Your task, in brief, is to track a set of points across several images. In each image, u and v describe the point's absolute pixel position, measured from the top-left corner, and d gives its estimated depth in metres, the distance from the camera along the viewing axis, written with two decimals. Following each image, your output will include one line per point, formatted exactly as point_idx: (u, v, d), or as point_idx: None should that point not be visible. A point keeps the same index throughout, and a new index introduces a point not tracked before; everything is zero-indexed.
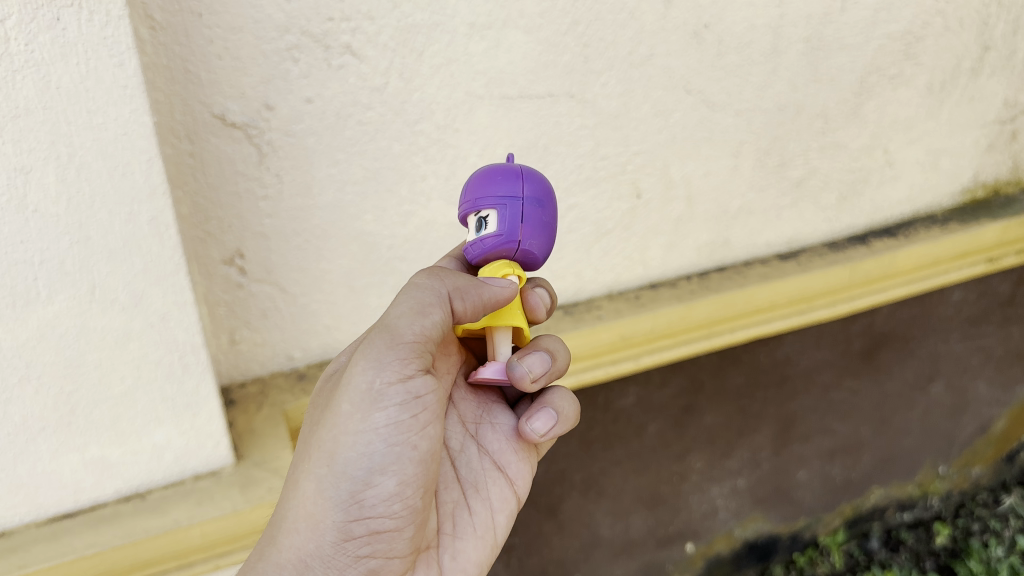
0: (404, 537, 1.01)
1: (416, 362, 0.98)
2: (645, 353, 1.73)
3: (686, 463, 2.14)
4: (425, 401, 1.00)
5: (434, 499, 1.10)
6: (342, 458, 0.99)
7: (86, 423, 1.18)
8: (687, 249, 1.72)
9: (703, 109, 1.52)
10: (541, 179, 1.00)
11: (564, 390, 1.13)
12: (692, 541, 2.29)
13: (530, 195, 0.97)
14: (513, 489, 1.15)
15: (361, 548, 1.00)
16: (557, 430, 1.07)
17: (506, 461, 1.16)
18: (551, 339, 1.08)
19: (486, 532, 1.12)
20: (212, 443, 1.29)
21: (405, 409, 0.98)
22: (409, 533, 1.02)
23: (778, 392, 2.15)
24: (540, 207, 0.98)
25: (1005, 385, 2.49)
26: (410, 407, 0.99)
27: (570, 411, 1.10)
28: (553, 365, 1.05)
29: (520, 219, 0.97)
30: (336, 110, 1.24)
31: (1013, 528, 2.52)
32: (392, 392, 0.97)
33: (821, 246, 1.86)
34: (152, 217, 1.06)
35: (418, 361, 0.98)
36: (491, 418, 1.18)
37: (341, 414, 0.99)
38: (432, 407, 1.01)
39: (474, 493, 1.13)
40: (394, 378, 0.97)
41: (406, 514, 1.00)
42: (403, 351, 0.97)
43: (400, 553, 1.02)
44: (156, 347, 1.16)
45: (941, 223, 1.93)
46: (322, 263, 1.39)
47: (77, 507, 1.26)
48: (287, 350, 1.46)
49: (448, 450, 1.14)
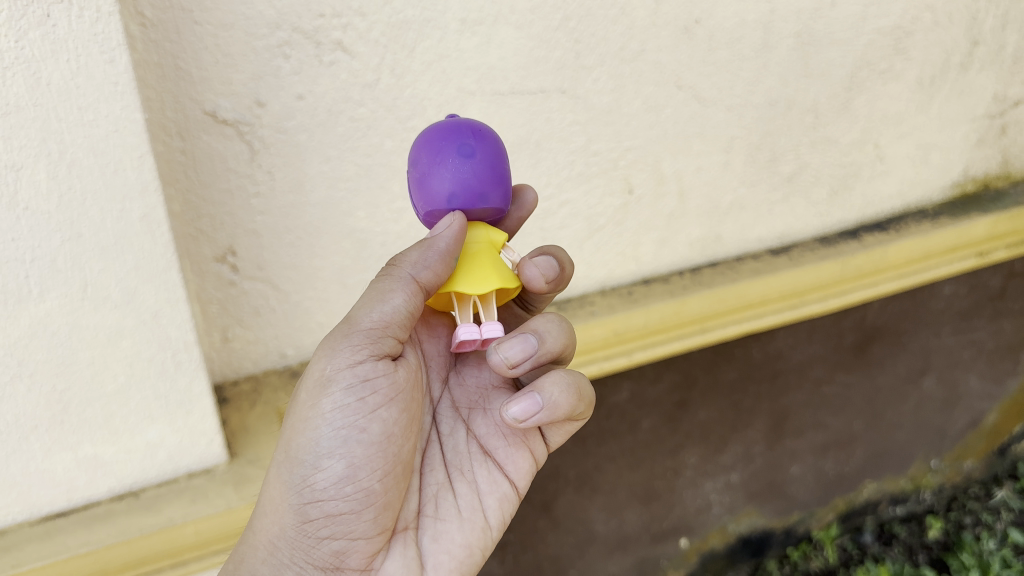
0: (363, 520, 0.99)
1: (367, 348, 0.97)
2: (638, 349, 1.74)
3: (679, 458, 2.15)
4: (376, 385, 0.98)
5: (416, 482, 1.07)
6: (297, 442, 1.00)
7: (79, 422, 1.17)
8: (679, 244, 1.72)
9: (694, 104, 1.53)
10: (430, 142, 0.98)
11: (566, 376, 1.02)
12: (686, 536, 2.29)
13: (415, 167, 0.98)
14: (505, 474, 1.11)
15: (321, 531, 0.99)
16: (538, 417, 0.99)
17: (494, 446, 1.12)
18: (540, 324, 1.02)
19: (472, 514, 1.07)
20: (205, 440, 1.29)
21: (353, 393, 0.97)
22: (369, 516, 0.99)
23: (770, 387, 2.15)
24: (420, 175, 0.97)
25: (997, 378, 2.50)
26: (359, 391, 0.97)
27: (560, 401, 1.00)
28: (534, 351, 0.99)
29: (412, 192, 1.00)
30: (328, 106, 1.24)
31: (1005, 520, 2.53)
32: (340, 376, 0.97)
33: (812, 241, 1.86)
34: (144, 214, 1.06)
35: (370, 346, 0.97)
36: (485, 404, 1.15)
37: (301, 401, 1.01)
38: (386, 389, 0.99)
39: (460, 476, 1.09)
40: (346, 363, 0.97)
41: (360, 496, 0.98)
42: (357, 337, 0.97)
43: (364, 535, 1.00)
44: (148, 344, 1.16)
45: (931, 217, 1.94)
46: (315, 260, 1.39)
47: (71, 506, 1.26)
48: (280, 348, 1.46)
49: (436, 433, 1.12)
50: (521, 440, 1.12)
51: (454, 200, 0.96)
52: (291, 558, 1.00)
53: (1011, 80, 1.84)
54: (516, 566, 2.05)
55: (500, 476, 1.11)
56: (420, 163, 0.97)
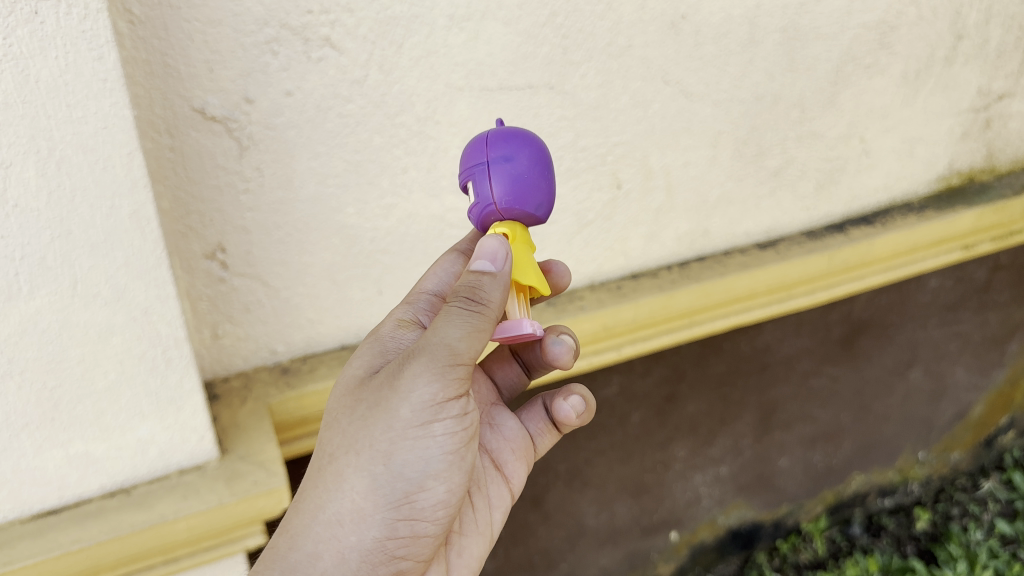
0: (431, 536, 1.04)
1: (466, 378, 0.96)
2: (626, 343, 1.76)
3: (669, 452, 2.16)
4: (472, 416, 1.01)
5: None
6: (398, 472, 0.98)
7: (70, 419, 1.18)
8: (667, 239, 1.74)
9: (681, 99, 1.54)
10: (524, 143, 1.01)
11: None
12: (676, 529, 2.33)
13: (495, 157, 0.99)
14: (510, 486, 1.20)
15: (399, 547, 1.02)
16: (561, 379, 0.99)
17: (503, 460, 1.21)
18: None
19: (485, 527, 1.17)
20: (196, 437, 1.30)
21: (460, 422, 0.98)
22: (436, 532, 1.05)
23: (758, 380, 2.16)
24: (505, 165, 0.98)
25: (983, 370, 2.52)
26: (463, 420, 0.99)
27: None
28: None
29: (482, 182, 0.99)
30: (317, 102, 1.24)
31: (992, 512, 2.56)
32: (451, 406, 0.96)
33: (799, 235, 1.88)
34: (133, 211, 1.06)
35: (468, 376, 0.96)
36: (491, 420, 1.23)
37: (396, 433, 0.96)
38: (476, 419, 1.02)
39: (477, 490, 1.16)
40: (455, 393, 0.95)
41: (444, 518, 1.04)
42: (464, 367, 0.94)
43: (422, 550, 1.05)
44: (139, 341, 1.16)
45: (918, 211, 1.95)
46: (304, 257, 1.39)
47: (62, 504, 1.26)
48: (270, 344, 1.46)
49: None
50: (524, 454, 1.23)
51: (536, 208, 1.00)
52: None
53: (995, 74, 1.86)
54: (508, 560, 2.08)
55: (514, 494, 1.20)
56: (506, 157, 0.99)
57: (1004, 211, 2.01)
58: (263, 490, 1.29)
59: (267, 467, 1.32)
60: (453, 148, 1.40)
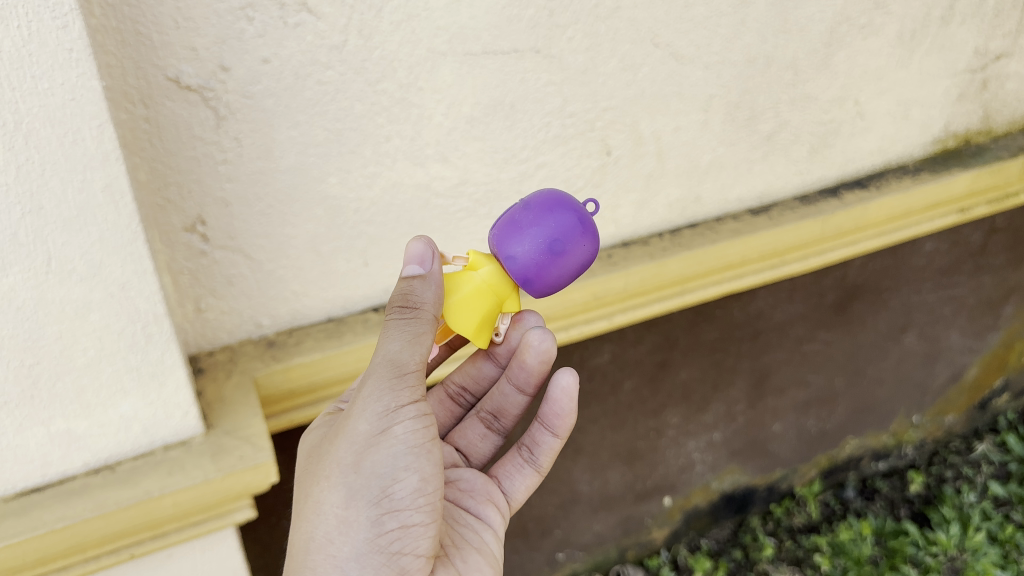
0: (370, 542, 1.07)
1: (406, 386, 1.06)
2: (618, 312, 1.75)
3: (662, 418, 2.16)
4: (411, 425, 1.07)
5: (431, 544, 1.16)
6: (341, 503, 1.07)
7: (50, 396, 1.16)
8: (658, 205, 1.71)
9: (672, 62, 1.50)
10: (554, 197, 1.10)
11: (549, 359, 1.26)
12: (670, 494, 2.36)
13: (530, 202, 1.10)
14: (501, 514, 1.32)
15: (335, 533, 1.07)
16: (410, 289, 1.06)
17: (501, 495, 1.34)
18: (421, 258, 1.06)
19: (479, 546, 1.25)
20: (180, 413, 1.28)
21: (409, 430, 1.07)
22: (376, 540, 1.07)
23: (752, 346, 2.15)
24: (524, 212, 1.09)
25: (978, 333, 2.51)
26: (410, 426, 1.07)
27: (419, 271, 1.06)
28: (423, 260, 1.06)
29: (505, 220, 1.11)
30: (295, 69, 1.21)
31: (985, 474, 2.62)
32: (399, 414, 1.06)
33: (792, 200, 1.85)
34: (106, 184, 1.03)
35: (409, 386, 1.06)
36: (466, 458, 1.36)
37: (333, 472, 1.08)
38: (417, 435, 1.07)
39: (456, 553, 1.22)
40: (396, 403, 1.05)
41: (379, 519, 1.07)
42: (401, 372, 1.05)
43: (362, 557, 1.07)
44: (117, 318, 1.14)
45: (912, 174, 1.92)
46: (287, 229, 1.36)
47: (46, 480, 1.25)
48: (255, 317, 1.44)
49: (457, 491, 1.31)
50: (523, 469, 1.36)
51: (529, 283, 1.08)
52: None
53: (993, 33, 1.82)
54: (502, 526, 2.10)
55: (530, 471, 1.36)
56: (561, 241, 1.06)
57: (1000, 173, 1.98)
58: (248, 466, 1.28)
59: (255, 442, 1.31)
60: (437, 116, 1.36)
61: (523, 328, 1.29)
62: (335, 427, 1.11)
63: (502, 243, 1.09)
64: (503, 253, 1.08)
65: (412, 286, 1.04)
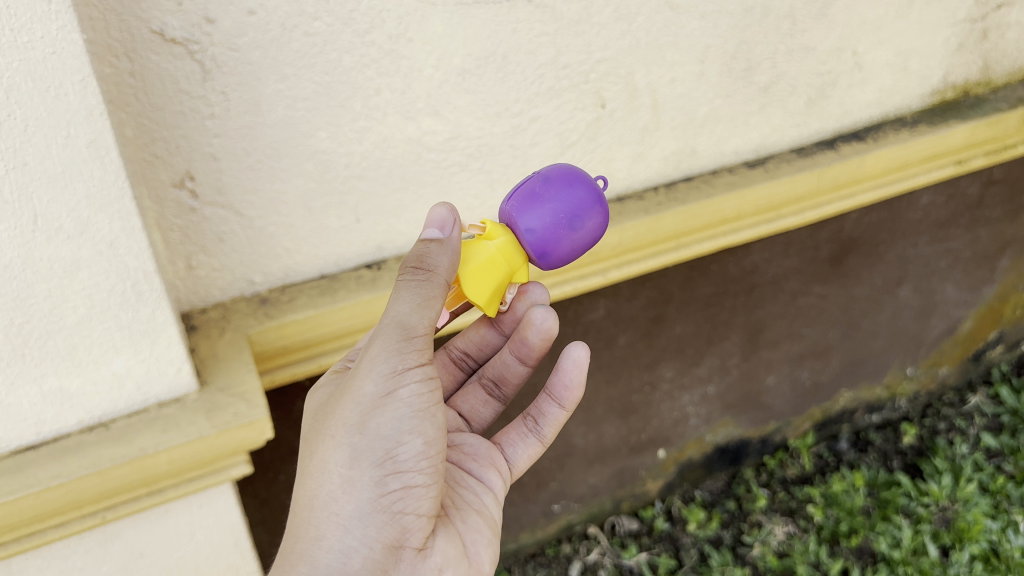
0: (375, 505, 1.05)
1: (413, 352, 1.05)
2: (613, 268, 1.75)
3: (656, 373, 2.16)
4: (419, 390, 1.06)
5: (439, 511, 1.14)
6: (344, 461, 1.06)
7: (41, 354, 1.16)
8: (654, 159, 1.69)
9: (667, 12, 1.47)
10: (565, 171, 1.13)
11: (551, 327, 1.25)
12: (664, 447, 2.39)
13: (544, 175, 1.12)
14: (501, 478, 1.30)
15: (342, 495, 1.06)
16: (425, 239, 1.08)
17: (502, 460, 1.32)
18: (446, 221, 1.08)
19: (480, 508, 1.22)
20: (173, 370, 1.28)
21: (415, 394, 1.05)
22: (380, 504, 1.05)
23: (746, 300, 2.14)
24: (542, 185, 1.11)
25: (973, 287, 2.51)
26: (417, 390, 1.06)
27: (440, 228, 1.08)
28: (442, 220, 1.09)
29: (518, 194, 1.11)
30: (281, 21, 1.18)
31: (978, 426, 2.66)
32: (405, 378, 1.05)
33: (789, 152, 1.84)
34: (91, 140, 1.02)
35: (415, 353, 1.05)
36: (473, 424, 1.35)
37: (338, 430, 1.07)
38: (423, 401, 1.06)
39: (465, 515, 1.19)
40: (403, 367, 1.04)
41: (384, 484, 1.05)
42: (409, 336, 1.04)
43: (369, 522, 1.05)
44: (107, 275, 1.13)
45: (910, 126, 1.90)
46: (277, 184, 1.35)
47: (41, 439, 1.25)
48: (247, 274, 1.43)
49: (460, 453, 1.30)
50: (524, 435, 1.35)
51: (545, 256, 1.11)
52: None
53: None
54: None
55: (534, 440, 1.34)
56: (580, 216, 1.10)
57: (999, 125, 1.96)
58: (242, 423, 1.28)
59: (249, 399, 1.31)
60: (428, 68, 1.34)
61: (529, 300, 1.29)
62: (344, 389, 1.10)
63: (523, 217, 1.09)
64: (528, 226, 1.09)
65: (429, 248, 1.05)
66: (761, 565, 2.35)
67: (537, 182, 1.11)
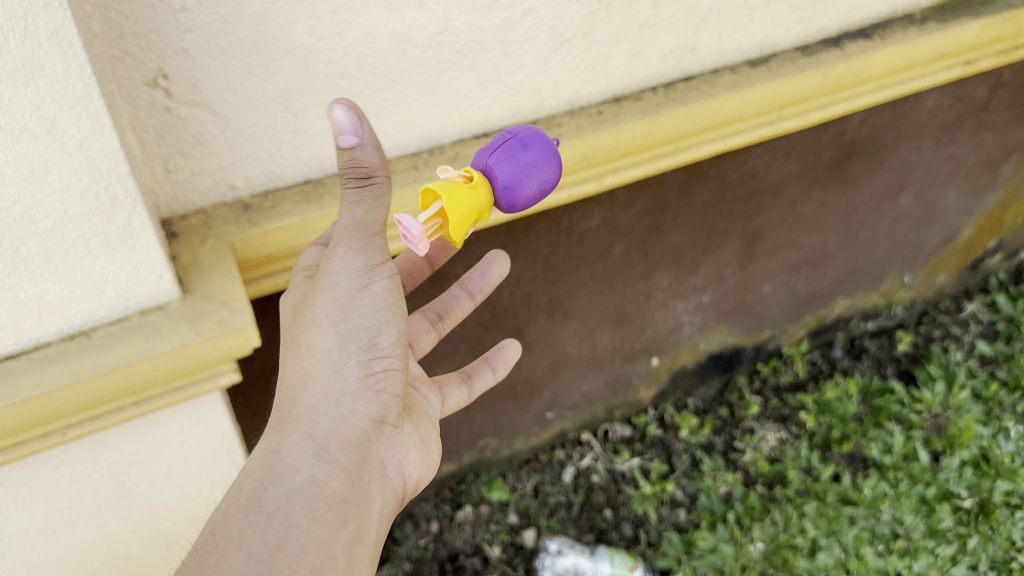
0: (360, 400, 1.11)
1: (378, 256, 1.05)
2: (609, 173, 1.70)
3: (651, 282, 2.13)
4: (386, 284, 1.09)
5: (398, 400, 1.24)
6: (329, 344, 1.07)
7: (14, 262, 1.11)
8: (652, 58, 1.62)
9: None
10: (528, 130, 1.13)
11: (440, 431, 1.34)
12: (657, 356, 2.38)
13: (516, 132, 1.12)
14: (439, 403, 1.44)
15: (331, 377, 1.08)
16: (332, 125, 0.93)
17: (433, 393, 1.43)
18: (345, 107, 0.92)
19: (423, 413, 1.34)
20: (154, 277, 1.24)
21: (387, 289, 1.09)
22: (364, 399, 1.11)
23: (745, 206, 2.07)
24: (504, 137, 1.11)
25: (975, 194, 2.47)
26: (387, 286, 1.09)
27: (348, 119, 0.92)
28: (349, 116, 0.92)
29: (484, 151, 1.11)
30: None
31: (972, 334, 2.70)
32: (375, 277, 1.07)
33: (793, 51, 1.76)
34: (52, 31, 0.95)
35: (380, 257, 1.06)
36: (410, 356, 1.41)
37: (324, 322, 1.07)
38: (391, 294, 1.10)
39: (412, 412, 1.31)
40: (375, 264, 1.06)
41: (368, 380, 1.11)
42: (376, 241, 1.03)
43: (354, 406, 1.10)
44: (78, 177, 1.08)
45: (919, 23, 1.82)
46: (256, 82, 1.28)
47: (20, 349, 1.21)
48: (228, 179, 1.38)
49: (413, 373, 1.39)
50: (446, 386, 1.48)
51: (510, 190, 1.08)
52: (344, 455, 1.08)
53: None
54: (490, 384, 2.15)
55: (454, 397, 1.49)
56: (530, 151, 1.09)
57: (1011, 23, 1.88)
58: (228, 331, 1.25)
59: (234, 305, 1.28)
60: None
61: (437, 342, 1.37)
62: (315, 283, 1.08)
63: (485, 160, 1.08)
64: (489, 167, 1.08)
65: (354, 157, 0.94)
66: (752, 470, 2.40)
67: (495, 138, 1.12)
